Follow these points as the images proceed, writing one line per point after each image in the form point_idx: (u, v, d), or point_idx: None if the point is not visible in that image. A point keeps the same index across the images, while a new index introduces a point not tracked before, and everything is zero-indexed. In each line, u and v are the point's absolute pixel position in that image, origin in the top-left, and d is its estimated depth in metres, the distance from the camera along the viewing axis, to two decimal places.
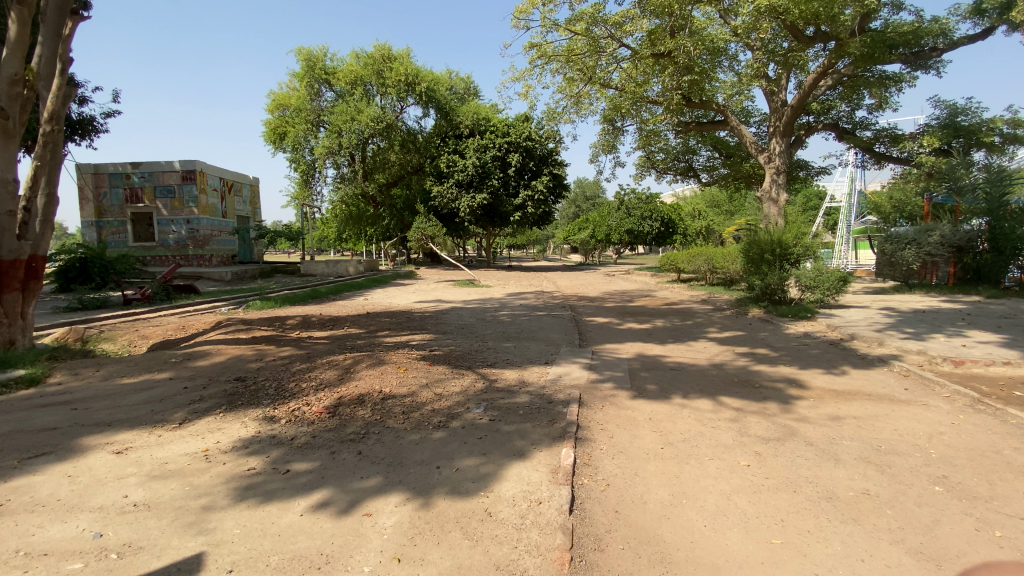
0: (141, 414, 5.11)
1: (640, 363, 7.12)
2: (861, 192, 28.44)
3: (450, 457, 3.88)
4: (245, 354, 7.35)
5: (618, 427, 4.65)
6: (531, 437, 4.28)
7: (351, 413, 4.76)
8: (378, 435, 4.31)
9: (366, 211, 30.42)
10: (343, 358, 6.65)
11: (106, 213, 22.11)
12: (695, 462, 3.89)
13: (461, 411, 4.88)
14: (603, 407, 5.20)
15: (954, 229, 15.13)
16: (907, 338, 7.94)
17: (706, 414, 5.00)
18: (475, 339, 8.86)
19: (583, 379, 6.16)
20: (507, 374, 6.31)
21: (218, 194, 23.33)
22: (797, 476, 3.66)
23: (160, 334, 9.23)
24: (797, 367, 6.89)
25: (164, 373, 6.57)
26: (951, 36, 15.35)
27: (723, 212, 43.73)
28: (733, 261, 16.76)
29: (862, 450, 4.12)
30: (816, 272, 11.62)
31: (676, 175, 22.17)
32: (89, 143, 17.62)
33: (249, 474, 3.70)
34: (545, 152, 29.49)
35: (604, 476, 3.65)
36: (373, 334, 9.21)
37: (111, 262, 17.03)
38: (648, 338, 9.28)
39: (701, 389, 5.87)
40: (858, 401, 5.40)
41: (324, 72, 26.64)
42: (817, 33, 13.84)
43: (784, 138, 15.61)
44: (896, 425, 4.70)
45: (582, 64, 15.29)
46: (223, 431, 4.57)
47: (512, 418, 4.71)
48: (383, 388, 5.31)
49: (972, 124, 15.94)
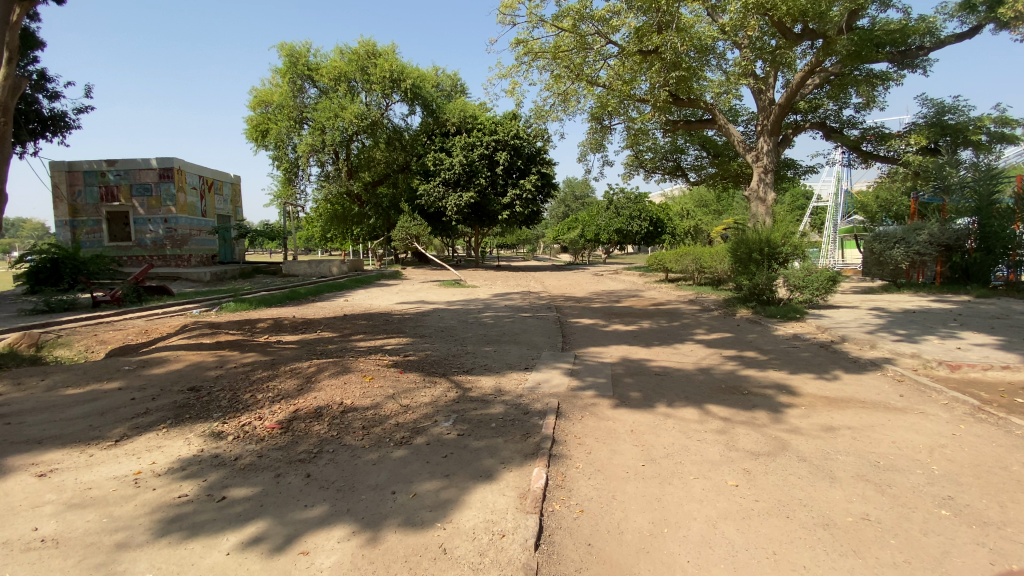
0: (76, 430, 4.62)
1: (624, 369, 6.77)
2: (847, 191, 28.50)
3: (409, 480, 3.50)
4: (206, 361, 6.87)
5: (596, 441, 4.28)
6: (501, 455, 3.90)
7: (305, 429, 4.34)
8: (331, 454, 3.91)
9: (351, 211, 29.93)
10: (307, 365, 6.22)
11: (80, 213, 21.35)
12: (679, 483, 3.54)
13: (428, 425, 4.48)
14: (581, 418, 4.83)
15: (942, 228, 15.02)
16: (900, 340, 7.66)
17: (691, 425, 4.66)
18: (454, 342, 8.46)
19: (563, 387, 5.78)
20: (483, 382, 5.92)
21: (197, 193, 22.68)
22: (791, 498, 3.33)
23: (120, 338, 8.70)
24: (786, 371, 6.58)
25: (114, 382, 6.07)
26: (939, 35, 15.23)
27: (712, 212, 43.53)
28: (720, 261, 16.59)
29: (859, 467, 3.80)
30: (805, 272, 11.38)
31: (664, 174, 21.96)
32: (61, 140, 16.85)
33: (178, 503, 3.29)
34: (532, 151, 29.12)
35: (578, 501, 3.28)
36: (346, 338, 8.78)
37: (84, 263, 16.32)
38: (634, 340, 8.93)
39: (687, 396, 5.52)
40: (853, 409, 5.09)
41: (307, 68, 25.92)
42: (805, 31, 13.60)
43: (772, 137, 15.39)
44: (894, 437, 4.39)
45: (569, 61, 14.92)
46: (163, 450, 4.14)
47: (482, 432, 4.32)
48: (345, 400, 4.90)
49: (960, 122, 15.92)
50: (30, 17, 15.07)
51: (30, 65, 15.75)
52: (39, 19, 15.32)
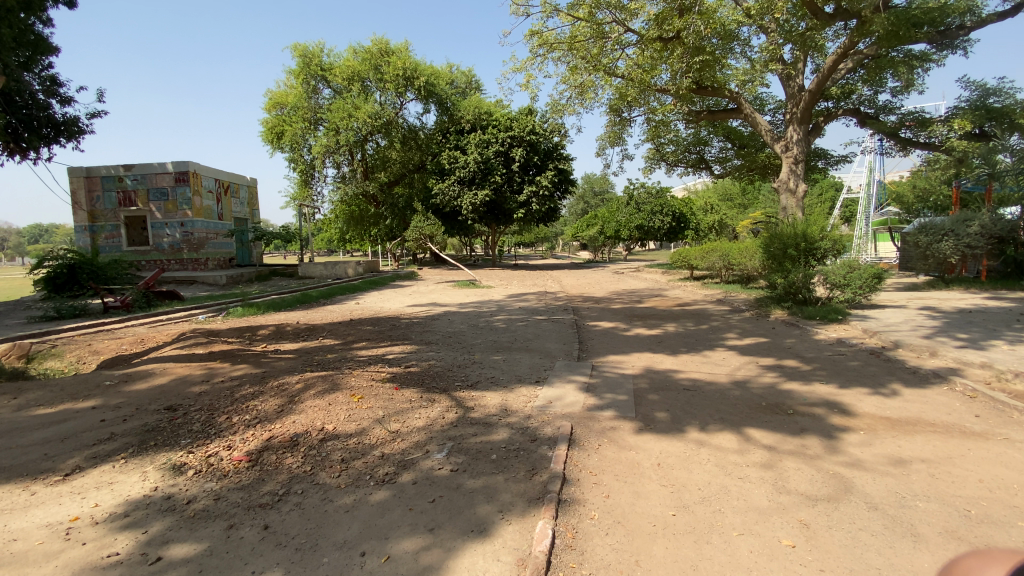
0: (28, 460, 4.11)
1: (647, 383, 6.02)
2: (879, 181, 27.15)
3: (384, 536, 2.86)
4: (191, 375, 6.36)
5: (616, 479, 3.57)
6: (499, 500, 3.23)
7: (276, 463, 3.76)
8: (299, 498, 3.31)
9: (368, 212, 29.57)
10: (296, 380, 5.64)
11: (99, 217, 21.39)
12: (719, 542, 2.83)
13: (418, 457, 3.84)
14: (599, 448, 4.11)
15: (994, 219, 13.57)
16: (965, 347, 6.70)
17: (728, 457, 3.93)
18: (461, 351, 7.83)
19: (577, 406, 5.08)
20: (488, 399, 5.26)
21: (213, 196, 22.61)
22: (866, 569, 2.58)
23: (114, 349, 8.28)
24: (835, 385, 5.74)
25: (89, 401, 5.59)
26: (980, 13, 13.93)
27: (738, 205, 41.77)
28: (750, 257, 15.45)
29: (945, 519, 3.01)
30: (846, 270, 10.44)
31: (686, 168, 21.06)
32: (76, 146, 16.57)
33: (103, 567, 2.70)
34: (549, 146, 28.37)
35: (590, 570, 2.61)
36: (347, 346, 8.21)
37: (101, 268, 15.80)
38: (658, 347, 8.14)
39: (721, 418, 4.77)
40: (923, 435, 4.26)
41: (320, 69, 25.55)
42: (837, 11, 12.40)
43: (801, 125, 14.31)
44: (979, 474, 3.57)
45: (586, 51, 14.16)
46: (113, 488, 3.59)
47: (480, 468, 3.66)
48: (326, 426, 4.30)
49: (1006, 105, 14.65)
50: (42, 21, 14.88)
51: (42, 69, 15.58)
52: (52, 23, 15.18)
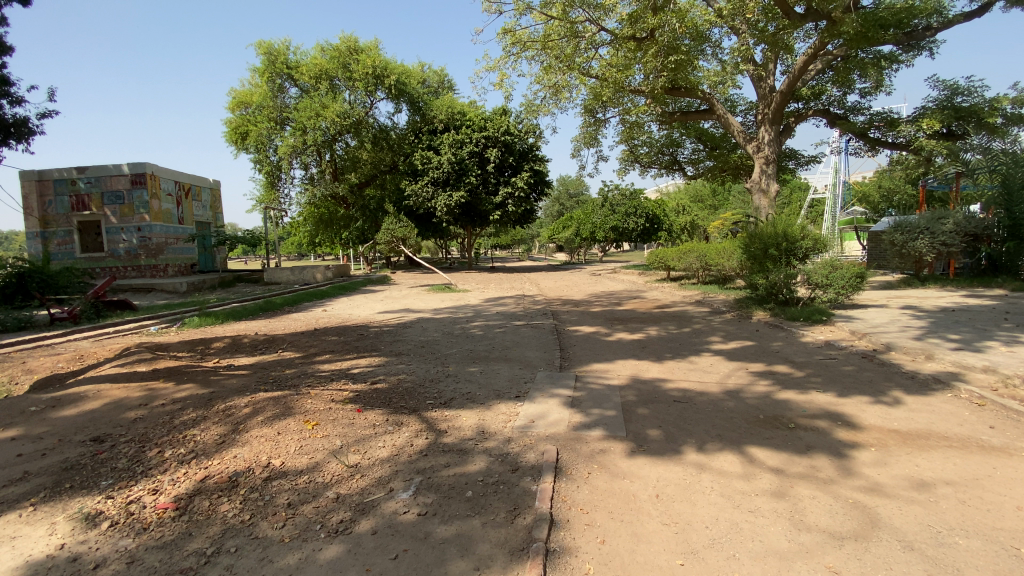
0: None
1: (635, 395, 5.56)
2: (846, 181, 27.66)
3: None
4: (129, 398, 5.60)
5: (612, 519, 3.08)
6: (475, 554, 2.70)
7: (207, 512, 3.17)
8: (232, 559, 2.72)
9: (338, 213, 28.64)
10: (244, 402, 4.98)
11: (51, 223, 20.03)
12: None
13: (379, 497, 3.29)
14: (588, 477, 3.62)
15: (968, 217, 13.75)
16: (960, 349, 6.47)
17: (735, 485, 3.49)
18: (434, 362, 7.24)
19: (563, 426, 4.57)
20: (463, 420, 4.71)
21: (173, 199, 21.43)
22: None
23: (51, 367, 7.41)
24: (834, 393, 5.38)
25: (5, 431, 4.81)
26: (946, 13, 14.07)
27: (709, 206, 42.24)
28: (727, 257, 15.24)
29: (993, 561, 2.61)
30: (828, 268, 10.28)
31: (660, 169, 20.91)
32: (26, 148, 15.28)
33: None
34: (524, 147, 27.98)
35: None
36: (308, 360, 7.51)
37: (52, 277, 14.61)
38: (642, 353, 7.71)
39: (719, 436, 4.33)
40: (941, 452, 3.90)
41: (286, 67, 24.59)
42: (808, 11, 12.23)
43: (773, 126, 14.14)
44: (1015, 499, 3.21)
45: (559, 50, 13.71)
46: (8, 547, 2.91)
47: (453, 509, 3.13)
48: (273, 461, 3.72)
49: (973, 104, 14.33)
50: None
51: None
52: None
